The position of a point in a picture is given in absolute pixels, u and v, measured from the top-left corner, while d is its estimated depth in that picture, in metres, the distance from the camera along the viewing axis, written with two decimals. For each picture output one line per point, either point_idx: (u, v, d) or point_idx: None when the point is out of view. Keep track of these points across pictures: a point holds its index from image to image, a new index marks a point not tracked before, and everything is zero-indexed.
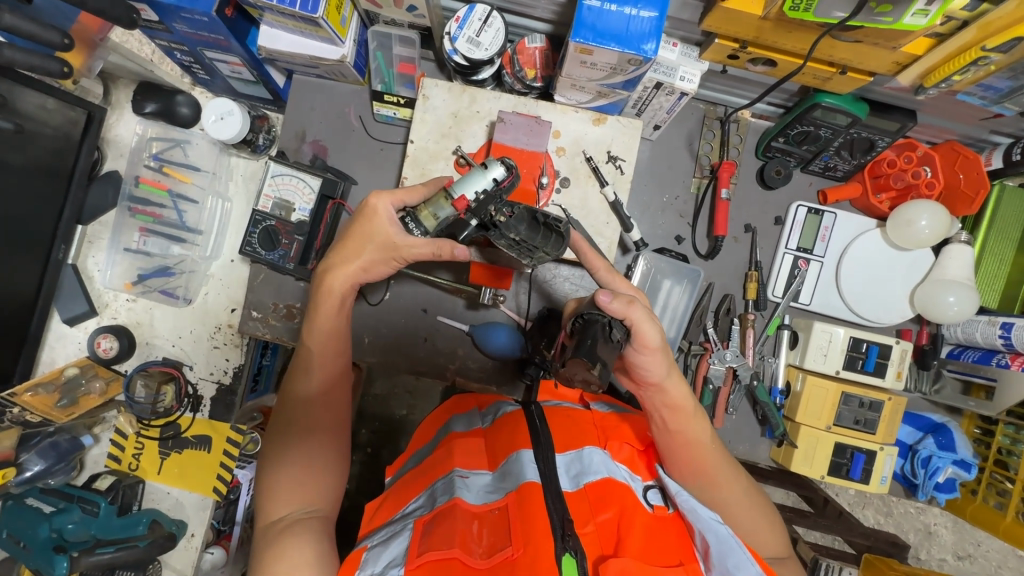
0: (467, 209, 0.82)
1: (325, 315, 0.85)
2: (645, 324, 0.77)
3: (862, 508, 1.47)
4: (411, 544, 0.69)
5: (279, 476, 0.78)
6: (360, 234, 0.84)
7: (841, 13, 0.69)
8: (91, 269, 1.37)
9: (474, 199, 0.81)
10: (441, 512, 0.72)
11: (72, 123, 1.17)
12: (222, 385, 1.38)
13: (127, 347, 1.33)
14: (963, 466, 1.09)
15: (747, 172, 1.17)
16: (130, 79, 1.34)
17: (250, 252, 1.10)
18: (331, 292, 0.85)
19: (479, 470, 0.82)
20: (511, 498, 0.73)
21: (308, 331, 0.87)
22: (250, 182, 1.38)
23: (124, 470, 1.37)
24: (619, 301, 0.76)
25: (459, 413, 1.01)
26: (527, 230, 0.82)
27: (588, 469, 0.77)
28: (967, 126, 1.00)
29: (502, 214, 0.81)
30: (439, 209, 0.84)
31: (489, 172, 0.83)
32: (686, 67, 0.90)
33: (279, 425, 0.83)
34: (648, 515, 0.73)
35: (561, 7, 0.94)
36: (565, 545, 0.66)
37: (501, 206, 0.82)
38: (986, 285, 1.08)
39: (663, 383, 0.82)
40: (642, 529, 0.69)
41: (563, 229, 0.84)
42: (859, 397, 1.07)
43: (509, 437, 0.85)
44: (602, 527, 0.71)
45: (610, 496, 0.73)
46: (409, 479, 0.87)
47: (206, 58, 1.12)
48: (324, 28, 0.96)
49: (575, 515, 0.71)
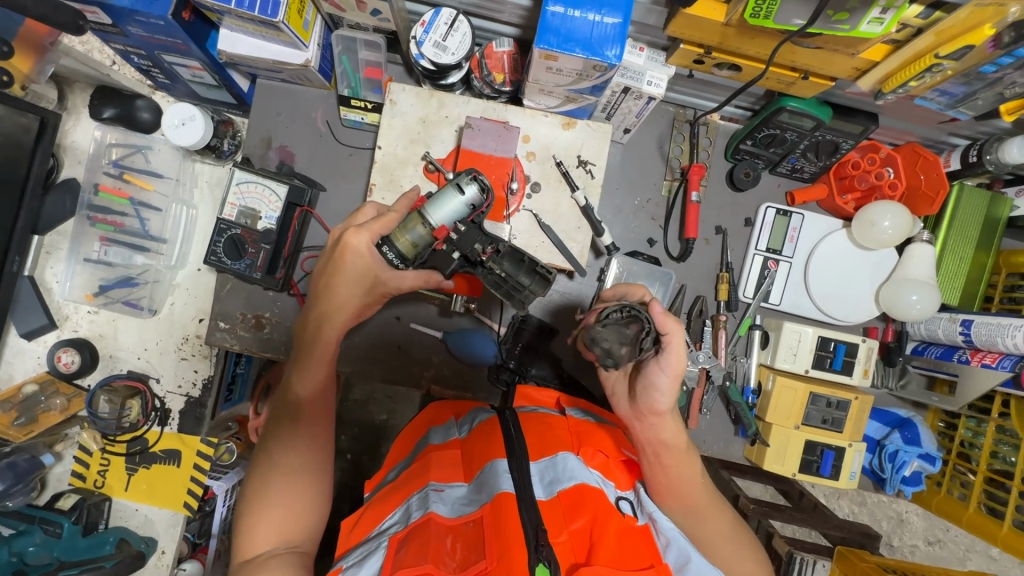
0: (448, 238, 0.84)
1: (316, 356, 0.86)
2: (679, 348, 0.81)
3: (836, 499, 1.50)
4: (385, 562, 0.68)
5: (260, 513, 0.75)
6: (348, 272, 0.85)
7: (800, 20, 0.69)
8: (50, 281, 1.32)
9: (457, 229, 0.84)
10: (415, 527, 0.72)
11: (23, 130, 1.12)
12: (191, 398, 1.34)
13: (89, 360, 1.29)
14: (928, 459, 1.12)
15: (717, 174, 1.18)
16: (87, 83, 1.29)
17: (214, 262, 1.07)
18: (322, 336, 0.87)
19: (455, 482, 0.81)
20: (485, 510, 0.73)
21: (296, 370, 0.87)
22: (216, 189, 1.34)
23: (89, 488, 1.32)
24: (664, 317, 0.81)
25: (437, 424, 1.00)
26: (508, 269, 0.84)
27: (562, 476, 0.77)
28: (926, 128, 1.03)
29: (487, 253, 0.84)
30: (416, 236, 0.83)
31: (464, 195, 0.84)
32: (652, 72, 0.90)
33: (262, 461, 0.80)
34: (620, 521, 0.72)
35: (528, 12, 0.93)
36: (539, 555, 0.66)
37: (483, 244, 0.85)
38: (948, 283, 1.11)
39: (666, 414, 0.85)
40: (614, 536, 0.69)
41: (549, 276, 0.84)
42: (826, 396, 1.09)
43: (485, 447, 0.85)
44: (576, 535, 0.70)
45: (582, 503, 0.72)
46: (385, 493, 0.86)
47: (165, 62, 1.08)
48: (285, 32, 0.93)
49: (548, 525, 0.71)
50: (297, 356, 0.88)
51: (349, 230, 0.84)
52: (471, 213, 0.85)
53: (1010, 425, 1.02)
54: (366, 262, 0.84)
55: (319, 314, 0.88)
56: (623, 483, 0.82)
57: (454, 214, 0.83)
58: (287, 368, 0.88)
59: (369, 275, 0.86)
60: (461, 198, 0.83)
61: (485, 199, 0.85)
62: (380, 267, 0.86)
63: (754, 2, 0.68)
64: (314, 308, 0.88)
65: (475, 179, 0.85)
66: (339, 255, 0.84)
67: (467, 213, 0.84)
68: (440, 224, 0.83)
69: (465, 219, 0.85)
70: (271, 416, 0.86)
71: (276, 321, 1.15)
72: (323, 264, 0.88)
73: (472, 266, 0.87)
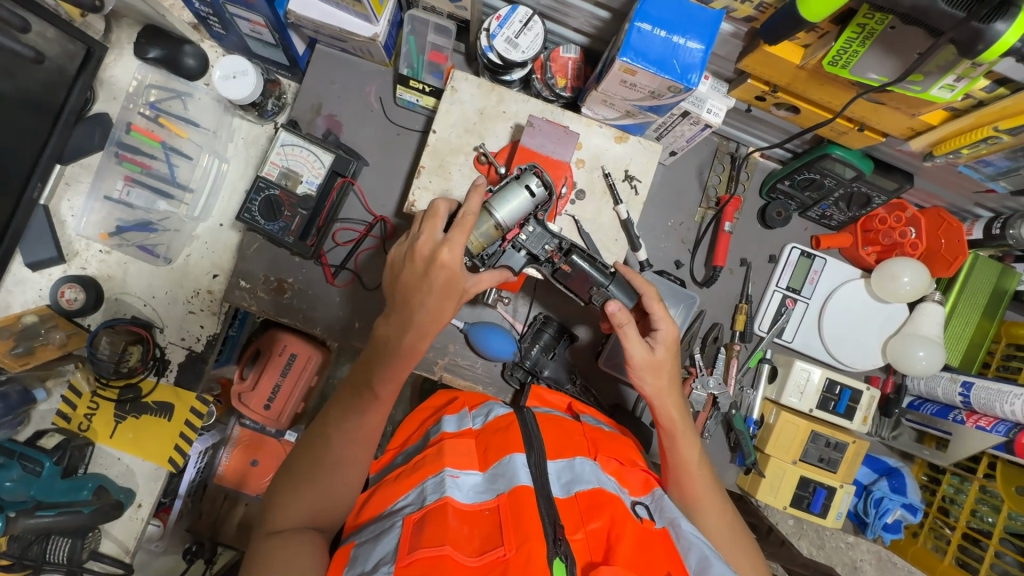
0: (516, 238, 0.89)
1: (398, 362, 0.84)
2: (629, 342, 0.88)
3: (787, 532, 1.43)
4: (401, 543, 0.68)
5: (301, 491, 0.79)
6: (436, 290, 0.81)
7: (876, 76, 0.71)
8: (64, 213, 1.28)
9: (526, 229, 0.89)
10: (431, 511, 0.72)
11: (69, 57, 1.11)
12: (193, 352, 1.30)
13: (93, 301, 1.25)
14: (910, 509, 1.17)
15: (750, 209, 1.22)
16: (136, 20, 1.27)
17: (247, 220, 1.05)
18: (416, 351, 0.84)
19: (469, 470, 0.80)
20: (502, 499, 0.74)
21: (379, 364, 0.84)
22: (251, 147, 1.32)
23: (73, 430, 1.28)
24: (619, 316, 0.87)
25: (449, 413, 0.98)
26: (574, 264, 0.90)
27: (579, 478, 0.78)
28: (955, 195, 1.08)
29: (555, 252, 0.90)
30: (486, 236, 0.86)
31: (531, 194, 0.86)
32: (713, 101, 0.92)
33: (318, 435, 0.84)
34: (637, 525, 0.74)
35: (603, 23, 0.95)
36: (557, 550, 0.66)
37: (551, 244, 0.89)
38: (952, 344, 1.15)
39: (653, 400, 0.92)
40: (631, 539, 0.70)
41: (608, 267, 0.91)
42: (826, 436, 1.13)
43: (502, 438, 0.85)
44: (592, 535, 0.72)
45: (601, 505, 0.74)
46: (397, 473, 0.85)
47: (227, 13, 1.07)
48: (362, 3, 0.94)
49: (565, 522, 0.73)
50: (375, 355, 0.85)
51: (441, 246, 0.81)
52: (534, 210, 0.88)
53: (993, 487, 1.06)
54: (455, 272, 0.80)
55: (408, 322, 0.83)
56: (637, 489, 0.85)
57: (521, 209, 0.86)
58: (363, 361, 0.87)
59: (456, 289, 0.81)
60: (529, 196, 0.86)
61: (549, 196, 0.88)
62: (464, 279, 0.82)
63: (834, 51, 0.70)
64: (401, 311, 0.83)
65: (538, 175, 0.87)
66: (433, 273, 0.80)
67: (531, 211, 0.87)
68: (510, 222, 0.86)
69: (530, 216, 0.89)
70: (336, 399, 0.88)
71: (298, 287, 1.14)
72: (412, 269, 0.82)
73: (537, 263, 0.92)
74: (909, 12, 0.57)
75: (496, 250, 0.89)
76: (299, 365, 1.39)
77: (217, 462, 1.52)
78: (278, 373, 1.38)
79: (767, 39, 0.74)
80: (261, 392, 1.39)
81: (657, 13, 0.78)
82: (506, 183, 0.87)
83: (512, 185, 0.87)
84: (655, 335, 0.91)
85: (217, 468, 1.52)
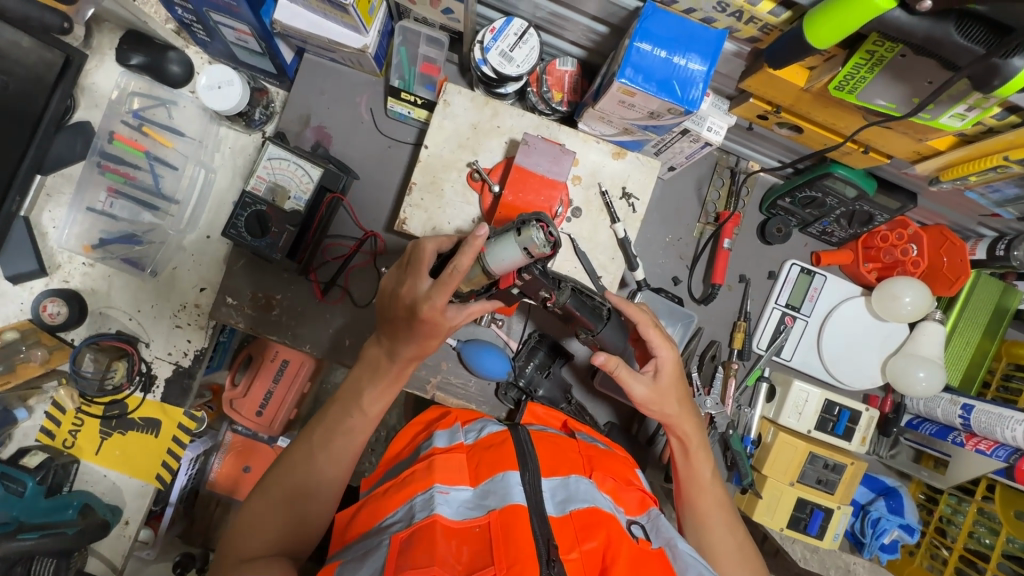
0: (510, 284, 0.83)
1: (384, 385, 0.84)
2: (626, 381, 0.86)
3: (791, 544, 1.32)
4: (388, 564, 0.65)
5: (276, 511, 0.76)
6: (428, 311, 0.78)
7: (883, 101, 0.68)
8: (45, 225, 1.24)
9: (522, 276, 0.81)
10: (420, 530, 0.69)
11: (47, 65, 1.07)
12: (180, 367, 1.28)
13: (77, 315, 1.22)
14: (907, 530, 1.15)
15: (749, 224, 1.19)
16: (118, 25, 1.22)
17: (233, 236, 1.02)
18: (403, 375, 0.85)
19: (460, 485, 0.78)
20: (493, 516, 0.71)
21: (368, 384, 0.84)
22: (238, 157, 1.29)
23: (57, 448, 1.25)
24: (613, 361, 0.84)
25: (439, 428, 0.94)
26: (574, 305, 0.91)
27: (575, 496, 0.76)
28: (959, 214, 1.05)
29: (550, 298, 0.86)
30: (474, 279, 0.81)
31: (528, 253, 0.75)
32: (714, 118, 0.89)
33: (300, 452, 0.81)
34: (633, 545, 0.72)
35: (601, 37, 0.92)
36: (549, 570, 0.66)
37: (548, 290, 0.85)
38: (952, 364, 1.14)
39: (667, 422, 0.91)
40: (628, 560, 0.68)
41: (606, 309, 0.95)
42: (824, 458, 1.11)
43: (496, 454, 0.82)
44: (588, 554, 0.70)
45: (596, 525, 0.72)
46: (385, 488, 0.80)
47: (211, 20, 1.03)
48: (351, 15, 0.90)
49: (560, 541, 0.70)
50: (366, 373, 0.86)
51: (422, 299, 0.77)
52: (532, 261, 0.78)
53: (991, 509, 1.06)
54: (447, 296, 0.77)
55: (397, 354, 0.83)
56: (633, 507, 0.82)
57: (514, 265, 0.76)
58: (350, 382, 0.86)
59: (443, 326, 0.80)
60: (524, 255, 0.75)
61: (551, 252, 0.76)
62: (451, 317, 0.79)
63: (840, 76, 0.68)
64: (388, 338, 0.84)
65: (541, 230, 0.73)
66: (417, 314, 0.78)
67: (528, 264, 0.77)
68: (501, 272, 0.78)
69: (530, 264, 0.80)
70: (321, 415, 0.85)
71: (286, 304, 1.11)
72: (395, 312, 0.81)
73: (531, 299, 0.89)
74: (922, 43, 0.55)
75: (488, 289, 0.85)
76: (292, 371, 1.36)
77: (208, 468, 1.48)
78: (270, 379, 1.35)
79: (772, 62, 0.71)
80: (253, 399, 1.36)
81: (659, 32, 0.75)
82: (505, 227, 0.76)
83: (510, 231, 0.76)
84: (656, 364, 0.89)
85: (209, 475, 1.48)
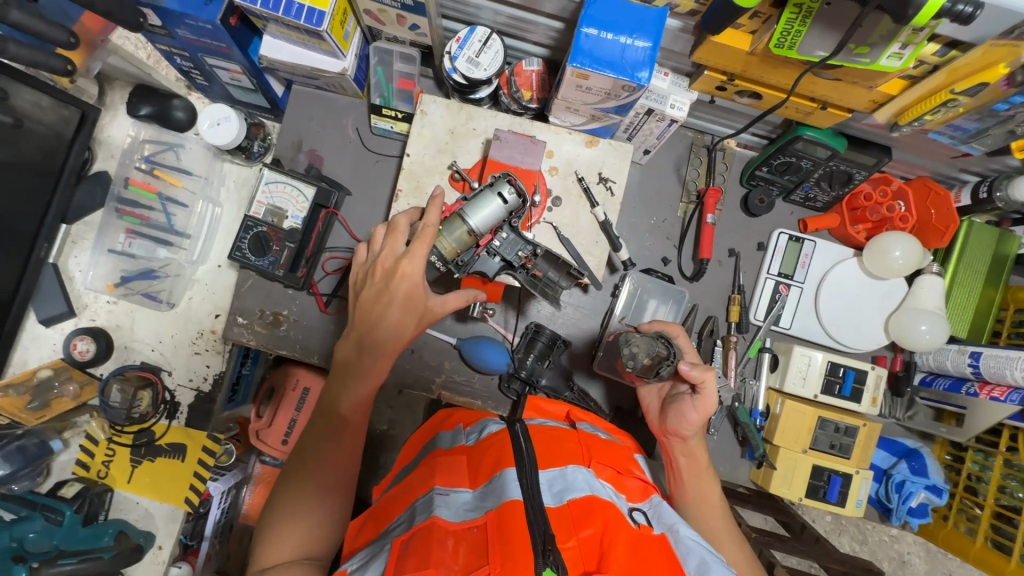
0: (489, 245, 0.88)
1: (368, 375, 0.84)
2: (712, 393, 0.87)
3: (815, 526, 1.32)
4: (388, 563, 0.65)
5: (290, 523, 0.76)
6: (397, 303, 0.81)
7: (822, 53, 0.71)
8: (72, 269, 1.34)
9: (499, 235, 0.88)
10: (418, 531, 0.68)
11: (66, 122, 1.18)
12: (201, 393, 1.35)
13: (104, 350, 1.30)
14: (934, 491, 1.12)
15: (732, 199, 1.21)
16: (127, 81, 1.34)
17: (238, 257, 1.09)
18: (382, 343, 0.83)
19: (460, 487, 0.78)
20: (490, 517, 0.68)
21: (348, 379, 0.85)
22: (242, 189, 1.37)
23: (92, 478, 1.31)
24: (699, 370, 0.86)
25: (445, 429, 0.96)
26: (545, 269, 0.92)
27: (572, 487, 0.75)
28: (938, 163, 1.06)
29: (526, 257, 0.89)
30: (459, 241, 0.84)
31: (504, 201, 0.85)
32: (675, 96, 0.93)
33: (298, 462, 0.83)
34: (632, 531, 0.70)
35: (559, 33, 0.98)
36: (546, 560, 0.61)
37: (525, 250, 0.89)
38: (957, 315, 1.12)
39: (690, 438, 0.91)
40: (626, 547, 0.66)
41: (580, 276, 0.93)
42: (835, 421, 1.10)
43: (495, 455, 0.80)
44: (585, 543, 0.67)
45: (593, 513, 0.69)
46: (392, 494, 0.83)
47: (206, 64, 1.12)
48: (327, 41, 0.98)
49: (557, 531, 0.68)
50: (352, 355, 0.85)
51: (402, 259, 0.81)
52: (507, 217, 0.87)
53: (1017, 460, 1.01)
54: (416, 293, 0.82)
55: (361, 342, 0.84)
56: (635, 495, 0.81)
57: (495, 216, 0.85)
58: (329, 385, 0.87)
59: (418, 304, 0.82)
60: (502, 203, 0.84)
61: (521, 203, 0.87)
62: (427, 296, 0.83)
63: (779, 32, 0.70)
64: (359, 329, 0.84)
65: (511, 183, 0.86)
66: (393, 285, 0.81)
67: (505, 217, 0.86)
68: (483, 229, 0.85)
69: (504, 222, 0.88)
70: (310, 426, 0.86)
71: (293, 319, 1.17)
72: (372, 285, 0.84)
73: (512, 271, 0.91)
74: None
75: (470, 257, 0.87)
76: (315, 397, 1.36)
77: (241, 500, 1.46)
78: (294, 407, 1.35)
79: (711, 30, 0.75)
80: (279, 427, 1.37)
81: (603, 17, 0.80)
82: (480, 190, 0.86)
83: (485, 192, 0.86)
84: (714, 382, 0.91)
85: (242, 507, 1.45)
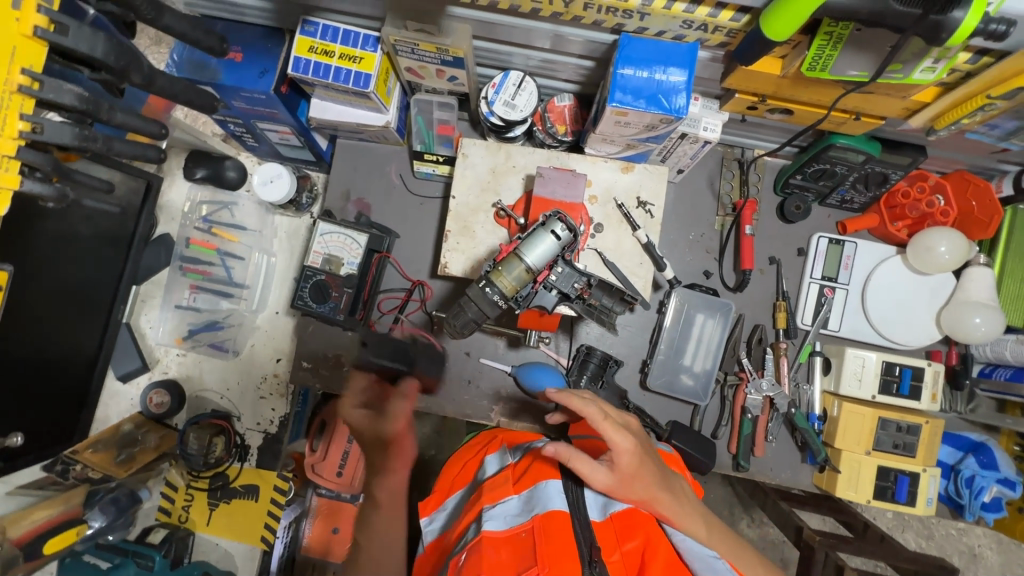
0: (546, 280, 0.92)
1: None
2: (584, 466, 0.72)
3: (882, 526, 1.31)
4: None
5: None
6: None
7: (857, 72, 0.74)
8: (143, 326, 1.43)
9: (555, 269, 0.92)
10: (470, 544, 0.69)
11: (135, 192, 1.28)
12: (269, 434, 1.42)
13: (178, 401, 1.39)
14: (1007, 483, 1.12)
15: (768, 208, 1.23)
16: (182, 148, 1.44)
17: (301, 306, 1.16)
18: None
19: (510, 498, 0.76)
20: (537, 521, 0.69)
21: None
22: (294, 239, 1.45)
23: (175, 523, 1.40)
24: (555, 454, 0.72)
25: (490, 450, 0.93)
26: (599, 298, 0.96)
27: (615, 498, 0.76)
28: (975, 156, 1.06)
29: (580, 288, 0.93)
30: (517, 279, 0.89)
31: (557, 236, 0.89)
32: (708, 118, 0.97)
33: None
34: (670, 549, 0.72)
35: (589, 70, 1.03)
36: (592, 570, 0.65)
37: (580, 281, 0.93)
38: (1012, 305, 1.10)
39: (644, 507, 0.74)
40: (666, 559, 0.68)
41: (633, 301, 0.97)
42: (896, 421, 1.10)
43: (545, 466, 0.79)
44: (628, 556, 0.70)
45: (636, 524, 0.72)
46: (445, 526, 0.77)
47: (258, 129, 1.20)
48: (372, 99, 1.05)
49: (602, 543, 0.70)
50: None
51: None
52: (561, 251, 0.91)
53: None
54: None
55: None
56: None
57: (548, 251, 0.89)
58: None
59: None
60: (555, 239, 0.89)
61: (572, 237, 0.92)
62: None
63: (811, 57, 0.74)
64: None
65: (562, 220, 0.90)
66: None
67: (559, 252, 0.91)
68: (540, 266, 0.89)
69: (558, 257, 0.92)
70: None
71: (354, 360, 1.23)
72: None
73: (569, 301, 0.96)
74: (869, 17, 0.62)
75: (528, 292, 0.93)
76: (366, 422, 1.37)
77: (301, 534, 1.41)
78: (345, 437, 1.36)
79: (743, 60, 0.79)
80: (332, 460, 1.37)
81: (638, 56, 0.84)
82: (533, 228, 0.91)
83: (538, 230, 0.90)
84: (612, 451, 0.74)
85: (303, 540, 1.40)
